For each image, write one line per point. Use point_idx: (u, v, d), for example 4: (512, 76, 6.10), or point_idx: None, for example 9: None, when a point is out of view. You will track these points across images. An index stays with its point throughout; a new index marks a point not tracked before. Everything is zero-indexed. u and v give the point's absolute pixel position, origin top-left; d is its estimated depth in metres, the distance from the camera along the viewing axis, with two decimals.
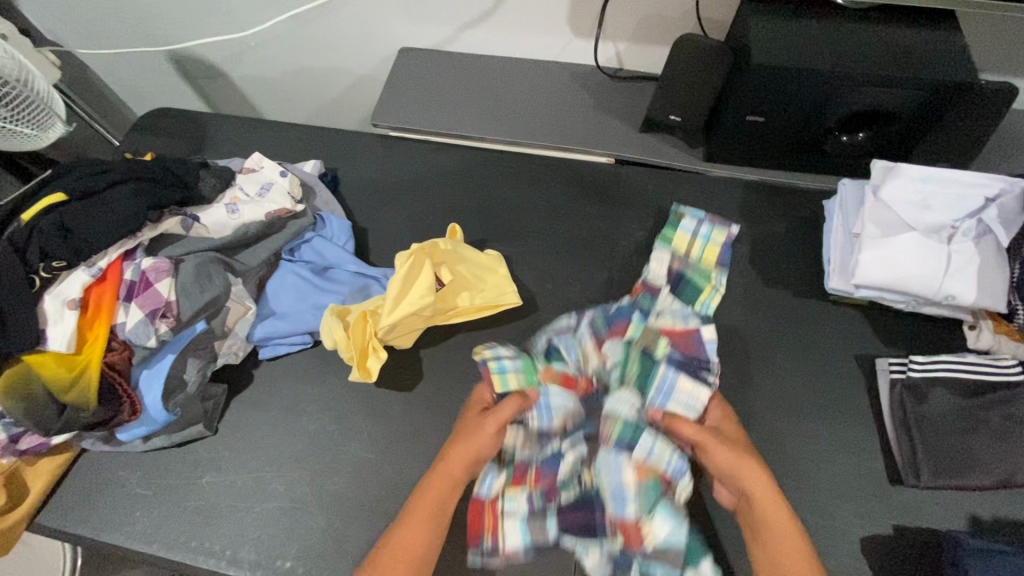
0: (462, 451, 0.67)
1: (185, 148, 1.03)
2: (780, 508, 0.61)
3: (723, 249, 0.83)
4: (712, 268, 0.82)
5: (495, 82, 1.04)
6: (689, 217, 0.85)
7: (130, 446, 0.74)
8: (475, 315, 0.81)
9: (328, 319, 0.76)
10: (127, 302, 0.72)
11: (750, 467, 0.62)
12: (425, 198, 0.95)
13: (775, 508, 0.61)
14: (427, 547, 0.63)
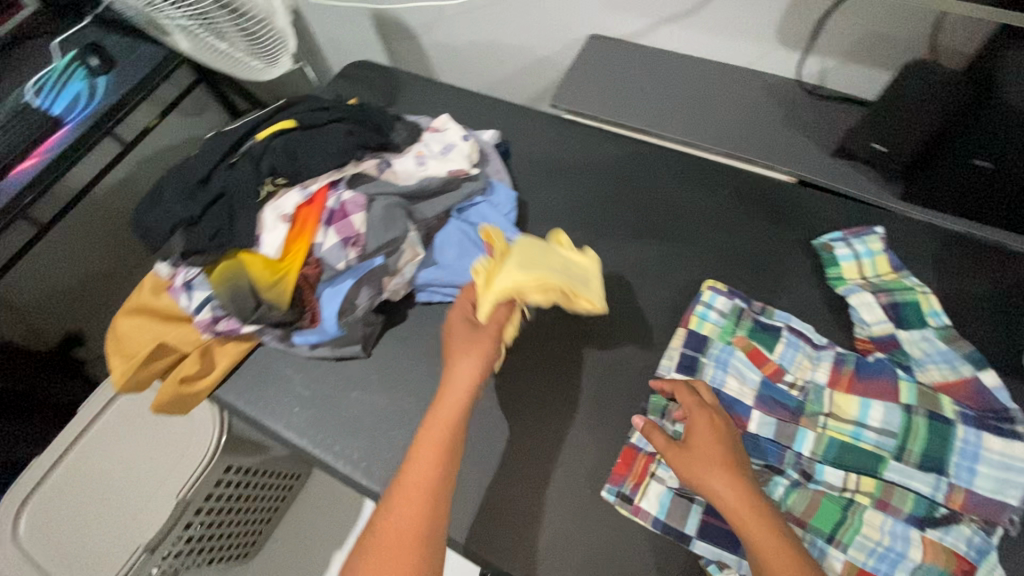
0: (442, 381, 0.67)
1: (380, 99, 1.13)
2: (765, 521, 0.57)
3: (891, 257, 0.80)
4: (898, 282, 0.77)
5: (682, 82, 1.03)
6: (838, 245, 0.82)
7: (298, 349, 0.84)
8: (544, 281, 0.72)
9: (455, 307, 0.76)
10: (326, 227, 0.82)
11: (723, 471, 0.60)
12: (590, 184, 0.97)
13: (757, 521, 0.56)
14: (434, 484, 0.61)
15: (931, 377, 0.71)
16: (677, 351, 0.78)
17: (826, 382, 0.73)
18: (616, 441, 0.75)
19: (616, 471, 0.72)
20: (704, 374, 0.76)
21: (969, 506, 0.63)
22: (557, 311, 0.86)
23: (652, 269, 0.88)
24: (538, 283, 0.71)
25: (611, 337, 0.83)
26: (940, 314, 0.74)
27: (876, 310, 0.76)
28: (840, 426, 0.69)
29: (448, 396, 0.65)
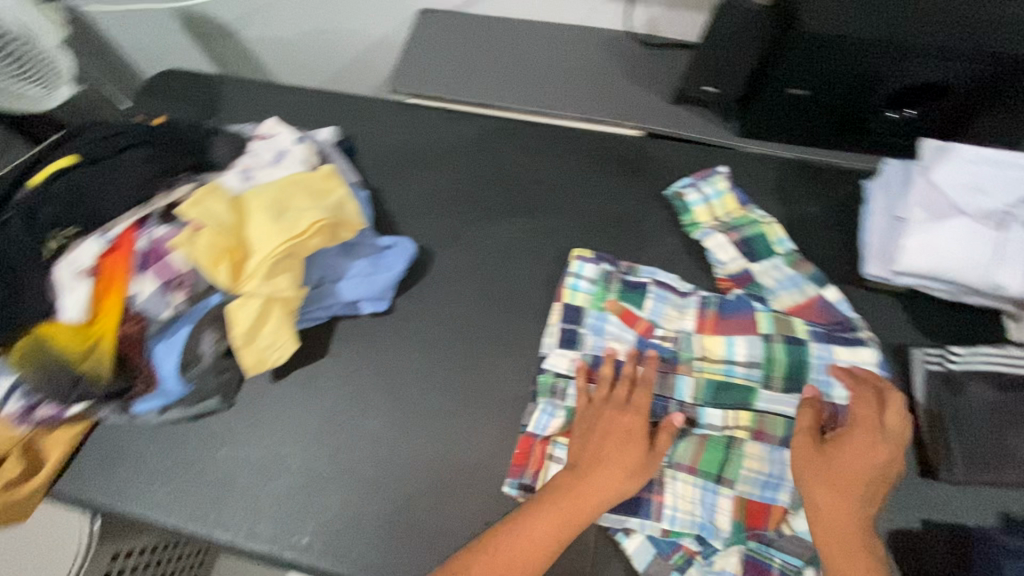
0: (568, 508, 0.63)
1: (194, 111, 0.99)
2: (857, 539, 0.59)
3: (737, 192, 0.82)
4: (747, 217, 0.80)
5: (521, 49, 0.99)
6: (688, 192, 0.83)
7: (145, 418, 0.73)
8: (274, 229, 0.71)
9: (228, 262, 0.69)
10: (140, 273, 0.69)
11: (843, 492, 0.60)
12: (444, 169, 0.92)
13: (849, 540, 0.59)
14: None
15: (784, 304, 0.74)
16: (554, 328, 0.76)
17: (696, 328, 0.74)
18: (510, 434, 0.73)
19: (516, 462, 0.70)
20: (585, 344, 0.75)
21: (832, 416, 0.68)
22: (431, 312, 0.81)
23: (521, 248, 0.85)
24: (297, 234, 0.71)
25: (491, 328, 0.80)
26: (785, 241, 0.78)
27: (731, 249, 0.79)
28: (711, 368, 0.72)
29: (581, 502, 0.64)
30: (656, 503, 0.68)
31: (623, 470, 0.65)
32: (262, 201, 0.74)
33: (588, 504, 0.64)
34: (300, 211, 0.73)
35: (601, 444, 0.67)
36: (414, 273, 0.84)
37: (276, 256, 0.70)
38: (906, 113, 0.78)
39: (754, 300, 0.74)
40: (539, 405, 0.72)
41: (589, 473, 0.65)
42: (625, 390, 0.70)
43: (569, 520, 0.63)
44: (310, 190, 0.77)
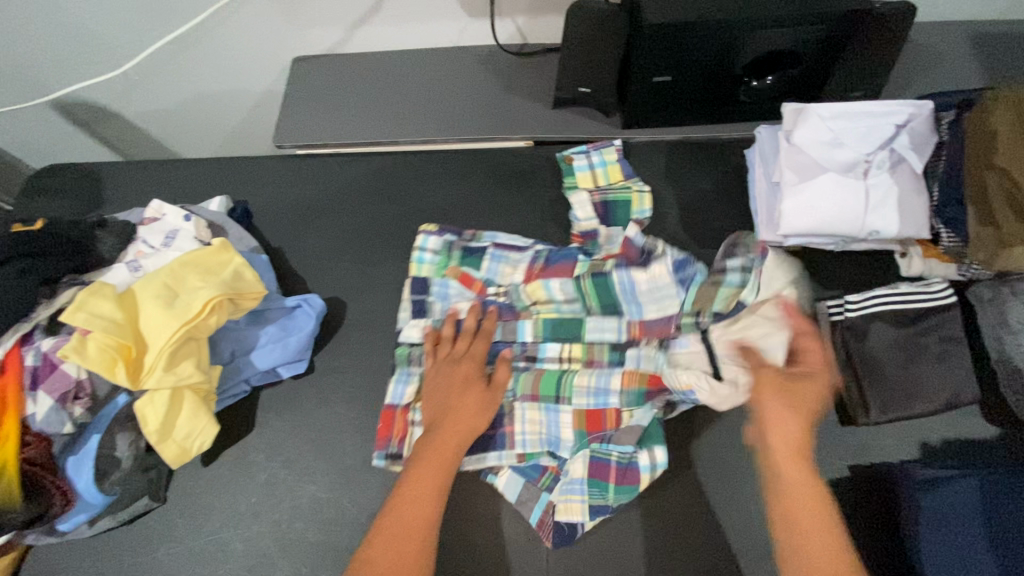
0: (432, 454, 0.67)
1: (79, 204, 0.96)
2: (810, 507, 0.59)
3: (623, 165, 0.87)
4: (627, 185, 0.86)
5: (399, 82, 0.99)
6: (578, 156, 0.87)
7: (76, 533, 0.71)
8: (166, 317, 0.69)
9: (113, 358, 0.67)
10: (34, 391, 0.67)
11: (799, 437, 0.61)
12: (344, 215, 0.91)
13: (802, 503, 0.59)
14: (421, 541, 0.62)
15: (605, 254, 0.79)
16: (419, 296, 0.81)
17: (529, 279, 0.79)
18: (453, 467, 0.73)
19: (379, 435, 0.74)
20: (434, 312, 0.80)
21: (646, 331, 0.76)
22: (353, 363, 0.80)
23: None
24: (191, 319, 0.70)
25: None
26: (645, 211, 0.84)
27: (596, 217, 0.84)
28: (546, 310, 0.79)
29: (444, 447, 0.67)
30: (509, 434, 0.73)
31: (475, 409, 0.71)
32: (152, 289, 0.72)
33: (456, 445, 0.68)
34: (193, 293, 0.72)
35: (450, 395, 0.72)
36: (331, 327, 0.83)
37: (171, 346, 0.68)
38: (766, 80, 0.81)
39: (581, 253, 0.80)
40: (394, 377, 0.77)
41: (442, 419, 0.70)
42: (466, 345, 0.76)
43: (446, 463, 0.67)
44: (205, 266, 0.75)
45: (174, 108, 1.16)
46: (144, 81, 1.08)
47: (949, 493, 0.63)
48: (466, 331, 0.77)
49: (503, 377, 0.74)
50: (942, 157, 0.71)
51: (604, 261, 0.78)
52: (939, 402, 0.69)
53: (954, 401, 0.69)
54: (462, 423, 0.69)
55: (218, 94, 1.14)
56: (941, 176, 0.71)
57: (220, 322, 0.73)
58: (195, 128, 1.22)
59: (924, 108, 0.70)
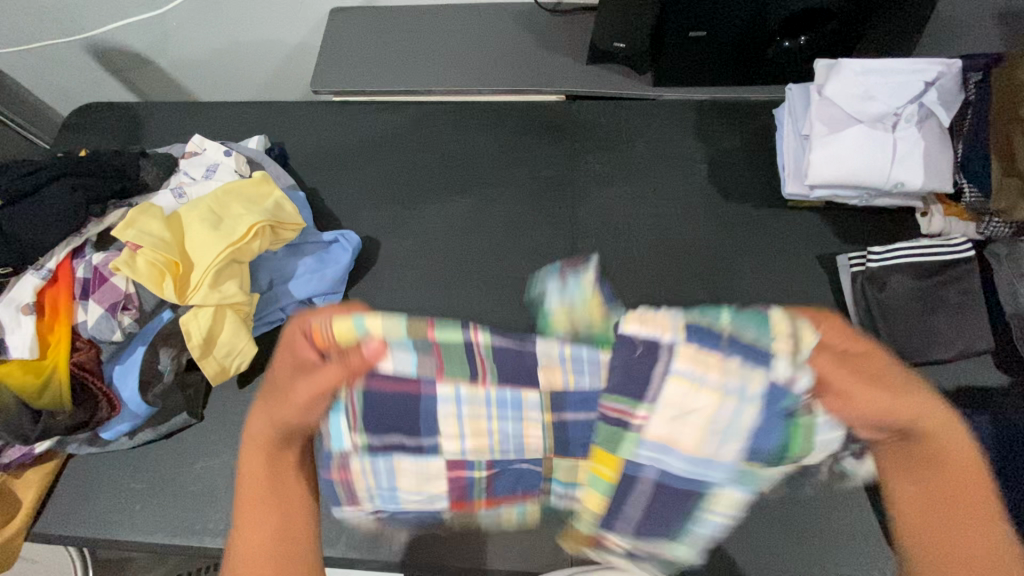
0: (248, 462, 0.42)
1: (119, 140, 0.98)
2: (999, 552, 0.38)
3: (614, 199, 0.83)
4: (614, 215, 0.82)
5: (436, 35, 1.01)
6: None
7: (117, 444, 0.73)
8: (214, 239, 0.72)
9: (159, 274, 0.69)
10: (85, 300, 0.70)
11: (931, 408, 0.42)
12: (379, 159, 0.94)
13: (981, 528, 0.38)
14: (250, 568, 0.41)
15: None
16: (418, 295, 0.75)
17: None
18: None
19: None
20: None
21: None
22: (386, 298, 0.83)
23: (464, 224, 0.88)
24: (238, 241, 0.72)
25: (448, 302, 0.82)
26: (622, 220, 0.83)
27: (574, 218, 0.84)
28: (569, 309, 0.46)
29: (257, 459, 0.42)
30: None
31: (283, 412, 0.41)
32: (199, 212, 0.74)
33: (271, 434, 0.41)
34: (238, 218, 0.74)
35: (272, 377, 0.42)
36: (365, 263, 0.85)
37: (219, 265, 0.71)
38: (799, 40, 0.84)
39: None
40: None
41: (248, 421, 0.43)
42: (284, 356, 0.41)
43: (262, 490, 0.42)
44: (249, 195, 0.78)
45: (209, 58, 1.18)
46: (182, 27, 1.10)
47: None
48: None
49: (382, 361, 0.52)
50: (967, 116, 0.72)
51: None
52: (954, 349, 0.72)
53: (968, 350, 0.72)
54: (280, 409, 0.41)
55: (252, 45, 1.15)
56: (966, 133, 0.72)
57: (263, 248, 0.76)
58: (227, 79, 1.24)
59: (953, 67, 0.73)
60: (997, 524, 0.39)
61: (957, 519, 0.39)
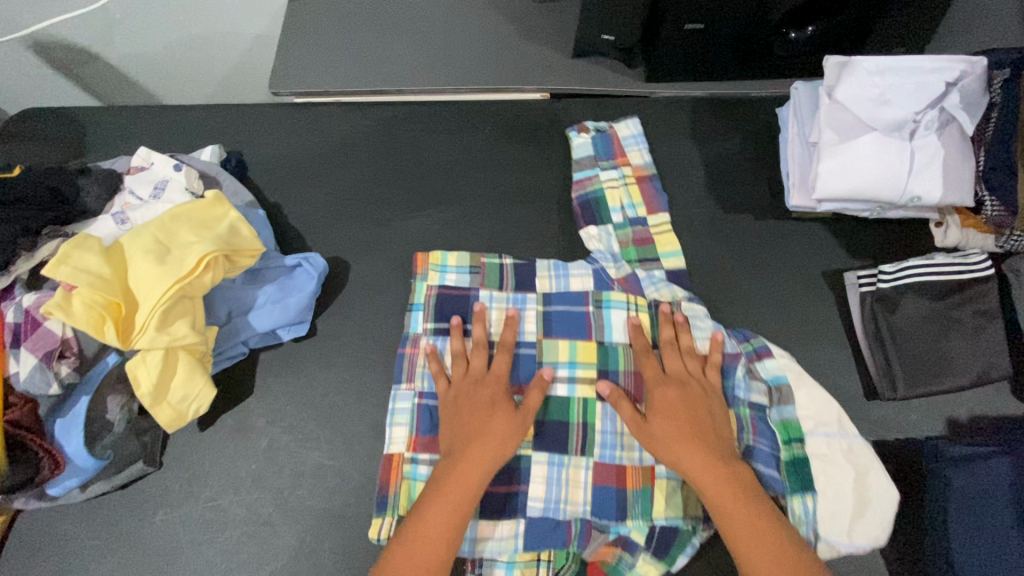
0: (430, 525, 0.59)
1: (60, 153, 0.89)
2: (772, 554, 0.56)
3: (613, 206, 0.78)
4: (612, 209, 0.78)
5: (406, 26, 0.91)
6: (550, 273, 0.75)
7: (68, 497, 0.67)
8: (159, 274, 0.64)
9: (97, 316, 0.62)
10: (16, 349, 0.62)
11: (689, 450, 0.61)
12: (346, 169, 0.85)
13: (746, 526, 0.57)
14: None
15: (629, 236, 0.77)
16: (414, 308, 0.75)
17: (525, 289, 0.75)
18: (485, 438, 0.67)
19: (386, 480, 0.67)
20: (421, 361, 0.72)
21: (627, 284, 0.74)
22: (358, 327, 0.76)
23: (442, 241, 0.80)
24: (187, 276, 0.65)
25: None
26: (619, 208, 0.78)
27: (546, 264, 0.76)
28: (549, 260, 0.76)
29: (467, 467, 0.62)
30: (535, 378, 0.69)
31: (496, 432, 0.64)
32: (142, 242, 0.67)
33: (480, 463, 0.62)
34: (187, 249, 0.67)
35: (473, 414, 0.65)
36: (333, 288, 0.78)
37: (164, 303, 0.64)
38: (806, 32, 0.75)
39: (547, 301, 0.74)
40: (384, 516, 0.65)
41: (461, 453, 0.63)
42: (472, 357, 0.70)
43: (459, 503, 0.60)
44: (199, 219, 0.70)
45: (159, 53, 1.07)
46: (124, 21, 0.99)
47: (976, 473, 0.61)
48: (394, 470, 0.67)
49: (535, 401, 0.66)
50: (992, 119, 0.66)
51: (579, 267, 0.75)
52: (969, 377, 0.66)
53: (985, 376, 0.66)
54: (489, 446, 0.63)
55: (206, 38, 1.05)
56: (988, 141, 0.66)
57: (218, 279, 0.69)
58: (181, 76, 1.13)
59: (978, 65, 0.65)
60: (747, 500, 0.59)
61: (734, 535, 0.57)
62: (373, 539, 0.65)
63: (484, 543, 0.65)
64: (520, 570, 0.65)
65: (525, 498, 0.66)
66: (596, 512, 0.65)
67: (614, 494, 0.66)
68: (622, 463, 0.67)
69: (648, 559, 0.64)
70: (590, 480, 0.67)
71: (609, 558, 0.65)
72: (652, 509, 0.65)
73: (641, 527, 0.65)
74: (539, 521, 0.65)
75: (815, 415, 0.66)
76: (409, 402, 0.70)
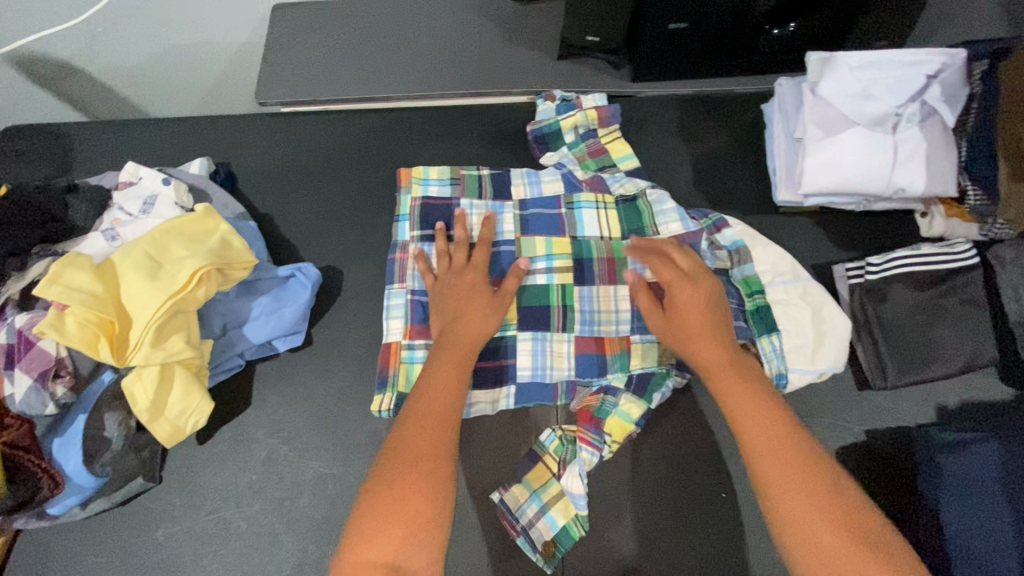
0: (433, 392, 0.61)
1: (46, 170, 0.88)
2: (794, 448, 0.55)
3: (569, 127, 0.82)
4: (567, 130, 0.82)
5: (390, 32, 0.91)
6: (524, 181, 0.79)
7: (68, 516, 0.67)
8: (152, 290, 0.64)
9: (91, 335, 0.62)
10: (10, 370, 0.62)
11: (705, 342, 0.62)
12: (336, 178, 0.85)
13: (768, 427, 0.56)
14: (436, 453, 0.56)
15: (584, 150, 0.81)
16: (401, 218, 0.77)
17: (501, 200, 0.78)
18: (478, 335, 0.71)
19: (384, 363, 0.71)
20: (411, 264, 0.74)
21: (594, 184, 0.79)
22: (353, 334, 0.77)
23: None
24: (180, 290, 0.65)
25: None
26: (575, 127, 0.82)
27: (517, 172, 0.79)
28: (521, 170, 0.80)
29: (465, 340, 0.65)
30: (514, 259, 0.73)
31: (482, 307, 0.67)
32: (134, 259, 0.66)
33: (470, 334, 0.65)
34: (179, 262, 0.67)
35: (457, 293, 0.68)
36: (327, 296, 0.79)
37: (159, 319, 0.64)
38: (788, 28, 0.76)
39: (522, 206, 0.77)
40: (387, 390, 0.70)
41: (456, 327, 0.66)
42: (455, 254, 0.72)
43: (461, 360, 0.64)
44: (190, 232, 0.70)
45: (144, 66, 1.06)
46: (107, 34, 0.98)
47: (966, 458, 0.63)
48: (392, 353, 0.71)
49: (512, 282, 0.69)
50: (973, 110, 0.67)
51: (551, 174, 0.79)
52: (958, 365, 0.67)
53: (973, 363, 0.68)
54: (478, 319, 0.66)
55: (191, 48, 1.04)
56: (970, 131, 0.67)
57: (212, 292, 0.69)
58: (165, 89, 1.13)
59: (958, 58, 0.66)
60: (766, 399, 0.58)
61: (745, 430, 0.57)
62: (378, 413, 0.70)
63: (480, 407, 0.69)
64: (547, 493, 0.66)
65: (513, 370, 0.70)
66: (581, 373, 0.70)
67: (595, 358, 0.71)
68: (602, 334, 0.72)
69: (631, 399, 0.69)
70: (573, 350, 0.71)
71: (594, 403, 0.69)
72: (630, 364, 0.70)
73: (620, 377, 0.70)
74: (529, 386, 0.70)
75: (772, 268, 0.73)
76: (401, 298, 0.73)
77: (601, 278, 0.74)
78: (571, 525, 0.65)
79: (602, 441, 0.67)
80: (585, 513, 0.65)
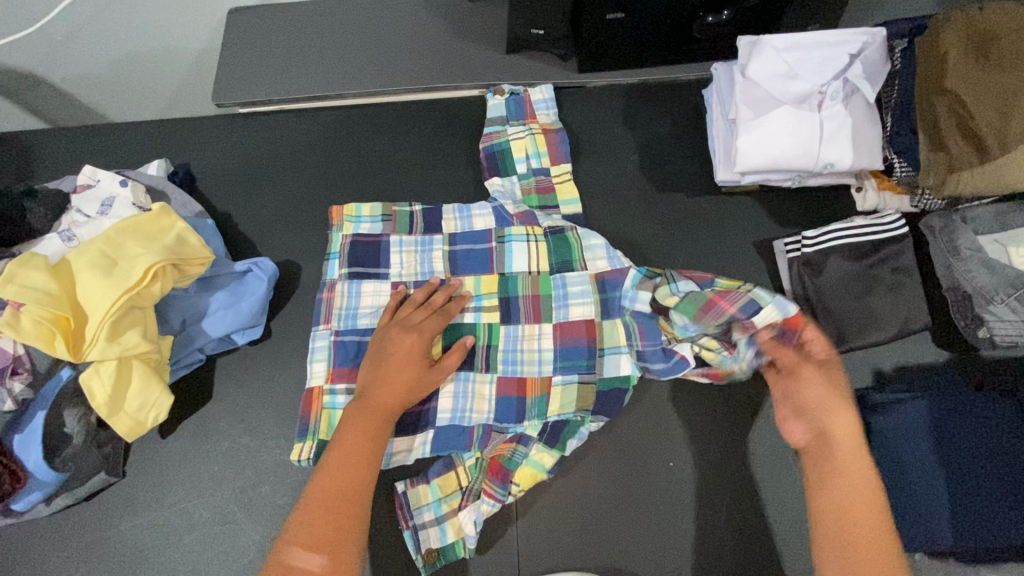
0: (339, 460, 0.60)
1: (6, 178, 0.89)
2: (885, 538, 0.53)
3: (521, 156, 0.82)
4: (518, 159, 0.82)
5: (344, 31, 0.93)
6: (454, 216, 0.80)
7: (33, 513, 0.68)
8: (107, 287, 0.65)
9: (46, 332, 0.63)
10: None
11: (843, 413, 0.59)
12: (293, 175, 0.87)
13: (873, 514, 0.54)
14: (331, 536, 0.55)
15: (532, 185, 0.81)
16: (332, 256, 0.79)
17: (432, 231, 0.80)
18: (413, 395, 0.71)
19: (305, 410, 0.71)
20: (338, 303, 0.76)
21: (525, 219, 0.79)
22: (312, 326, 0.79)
23: None
24: (135, 286, 0.66)
25: None
26: (528, 157, 0.82)
27: (443, 209, 0.81)
28: (453, 204, 0.81)
29: (386, 402, 0.64)
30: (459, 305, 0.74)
31: (410, 371, 0.66)
32: (89, 257, 0.68)
33: (392, 400, 0.65)
34: (134, 260, 0.68)
35: (394, 355, 0.67)
36: (286, 290, 0.80)
37: (113, 315, 0.65)
38: (722, 15, 0.79)
39: (451, 243, 0.79)
40: (304, 435, 0.70)
41: (376, 392, 0.65)
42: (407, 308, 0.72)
43: (375, 428, 0.63)
44: (145, 230, 0.71)
45: (104, 74, 1.07)
46: (65, 42, 0.99)
47: (899, 417, 0.66)
48: (314, 402, 0.72)
49: (451, 360, 0.68)
50: (896, 85, 0.70)
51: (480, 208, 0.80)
52: (892, 330, 0.70)
53: (906, 329, 0.70)
54: (403, 384, 0.65)
55: (150, 54, 1.05)
56: (894, 105, 0.70)
57: (168, 287, 0.70)
58: (127, 96, 1.14)
59: (878, 36, 0.69)
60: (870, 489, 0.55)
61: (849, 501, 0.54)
62: (295, 462, 0.70)
63: (400, 457, 0.70)
64: (446, 504, 0.69)
65: (434, 412, 0.71)
66: (498, 417, 0.71)
67: (515, 401, 0.72)
68: (523, 375, 0.73)
69: (541, 448, 0.69)
70: (493, 393, 0.72)
71: (505, 452, 0.69)
72: (547, 410, 0.71)
73: (536, 425, 0.71)
74: (447, 430, 0.71)
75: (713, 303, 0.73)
76: (326, 339, 0.74)
77: (526, 316, 0.75)
78: (457, 543, 0.67)
79: (506, 493, 0.67)
80: (472, 545, 0.66)
